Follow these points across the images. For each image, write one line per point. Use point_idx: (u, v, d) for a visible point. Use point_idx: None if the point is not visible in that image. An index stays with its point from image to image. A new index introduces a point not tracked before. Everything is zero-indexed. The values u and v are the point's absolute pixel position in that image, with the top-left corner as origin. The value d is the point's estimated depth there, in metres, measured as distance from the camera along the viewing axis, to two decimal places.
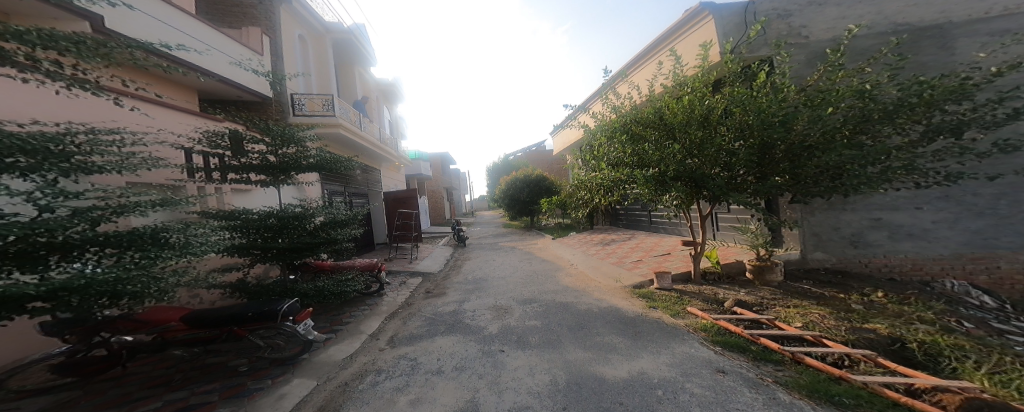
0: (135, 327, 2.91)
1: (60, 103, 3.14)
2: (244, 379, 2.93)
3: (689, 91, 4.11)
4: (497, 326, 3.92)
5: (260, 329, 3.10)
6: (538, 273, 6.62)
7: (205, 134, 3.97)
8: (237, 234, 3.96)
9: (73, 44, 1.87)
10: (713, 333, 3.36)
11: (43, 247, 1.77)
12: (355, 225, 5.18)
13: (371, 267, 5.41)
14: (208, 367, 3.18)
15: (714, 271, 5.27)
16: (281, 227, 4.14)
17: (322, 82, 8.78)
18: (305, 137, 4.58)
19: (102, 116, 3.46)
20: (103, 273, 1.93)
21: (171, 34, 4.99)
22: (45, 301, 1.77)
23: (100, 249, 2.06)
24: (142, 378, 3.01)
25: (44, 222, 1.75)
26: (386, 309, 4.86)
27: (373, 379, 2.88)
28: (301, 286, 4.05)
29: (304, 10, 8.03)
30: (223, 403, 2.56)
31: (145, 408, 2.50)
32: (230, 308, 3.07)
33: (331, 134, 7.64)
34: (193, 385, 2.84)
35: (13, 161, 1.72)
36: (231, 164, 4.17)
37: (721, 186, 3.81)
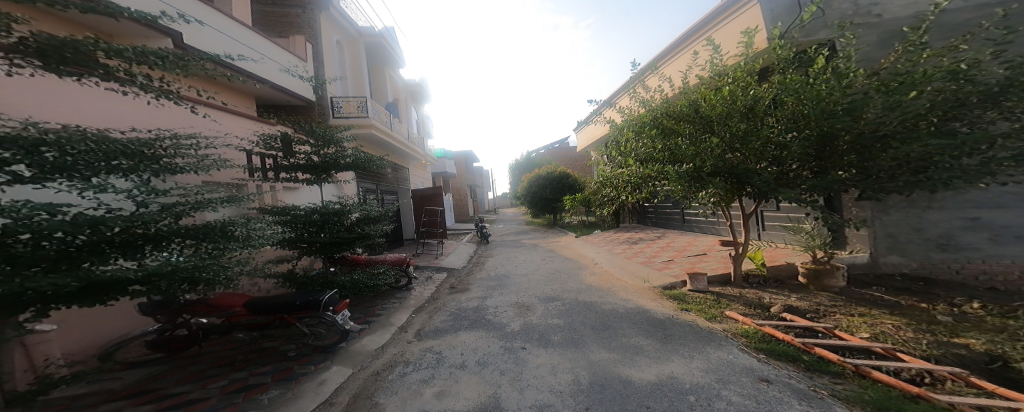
0: (208, 310, 3.25)
1: (151, 113, 3.62)
2: (292, 363, 3.19)
3: (730, 81, 3.84)
4: (519, 323, 3.94)
5: (306, 317, 3.35)
6: (560, 271, 6.56)
7: (261, 138, 4.33)
8: (287, 229, 4.32)
9: (158, 59, 2.11)
10: (756, 340, 3.14)
11: (141, 237, 2.04)
12: (387, 221, 5.42)
13: (401, 262, 5.64)
14: (264, 351, 3.50)
15: (759, 274, 4.91)
16: (323, 222, 4.44)
17: (357, 86, 9.31)
18: (344, 138, 4.85)
19: (181, 123, 3.93)
20: (184, 260, 2.17)
21: (233, 46, 5.51)
22: (142, 284, 2.03)
23: (182, 240, 2.31)
24: (214, 357, 3.38)
25: (141, 216, 2.02)
26: (414, 303, 5.06)
27: (402, 370, 3.02)
28: (339, 279, 4.34)
29: (342, 17, 8.51)
30: (275, 384, 2.81)
31: (214, 385, 2.81)
32: (282, 296, 3.34)
33: (365, 135, 8.06)
34: (251, 367, 3.13)
35: (117, 163, 1.98)
36: (283, 164, 4.56)
37: (768, 181, 3.52)
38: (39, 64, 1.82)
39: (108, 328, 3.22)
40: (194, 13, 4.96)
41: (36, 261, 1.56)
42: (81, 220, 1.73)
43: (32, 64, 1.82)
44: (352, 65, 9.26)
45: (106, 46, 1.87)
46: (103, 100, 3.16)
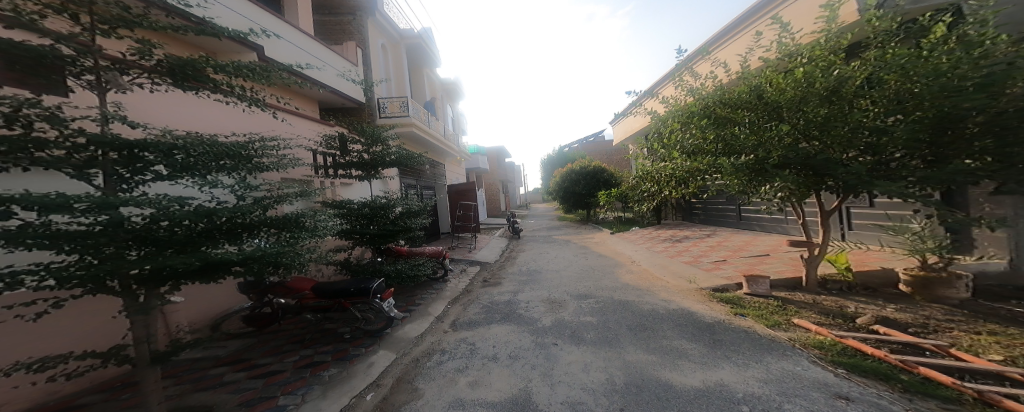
0: (286, 292, 3.73)
1: (238, 118, 4.15)
2: (347, 345, 3.49)
3: (806, 61, 3.36)
4: (551, 319, 3.92)
5: (359, 303, 3.64)
6: (594, 268, 6.39)
7: (324, 138, 4.77)
8: (344, 221, 4.72)
9: (250, 71, 2.35)
10: (835, 353, 2.77)
11: (240, 226, 2.25)
12: (426, 215, 5.67)
13: (438, 254, 5.93)
14: (326, 331, 3.87)
15: (841, 281, 4.36)
16: (372, 215, 4.76)
17: (400, 86, 9.80)
18: (389, 136, 5.13)
19: (262, 127, 4.45)
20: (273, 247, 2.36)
21: (302, 55, 6.05)
22: (242, 266, 2.26)
23: (269, 229, 2.50)
24: (290, 334, 3.83)
25: (240, 207, 2.19)
26: (450, 294, 5.25)
27: (439, 358, 3.16)
28: (385, 268, 4.64)
29: (386, 21, 8.97)
30: (334, 363, 3.09)
31: (289, 359, 3.17)
32: (340, 282, 3.67)
33: (406, 133, 8.51)
34: (316, 345, 3.48)
35: (224, 163, 2.15)
36: (340, 162, 4.96)
37: (859, 173, 3.00)
38: (169, 82, 2.16)
39: (215, 302, 3.79)
40: (272, 28, 5.58)
41: (169, 245, 1.88)
42: (199, 210, 1.95)
43: (163, 82, 2.15)
44: (396, 67, 9.74)
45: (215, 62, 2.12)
46: (204, 108, 3.70)
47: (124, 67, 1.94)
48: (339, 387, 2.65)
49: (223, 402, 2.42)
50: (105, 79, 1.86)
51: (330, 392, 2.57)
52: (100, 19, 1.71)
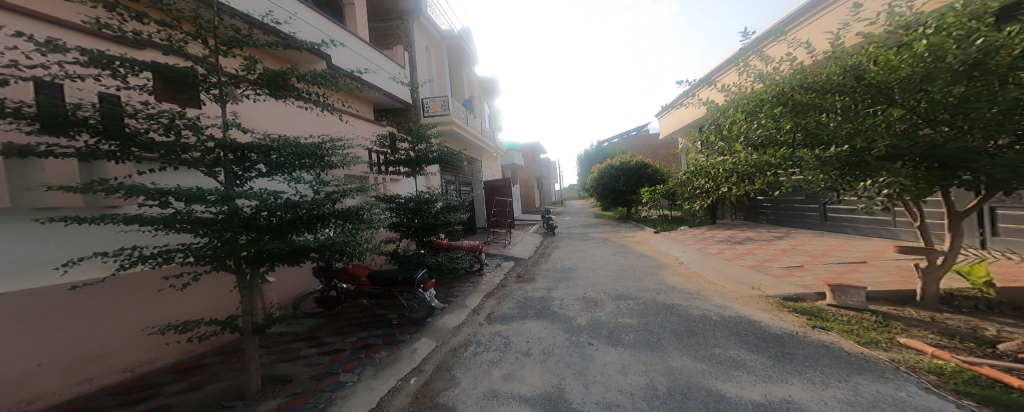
0: (347, 278, 3.99)
1: (315, 122, 4.60)
2: (394, 330, 3.72)
3: (937, 31, 2.53)
4: (586, 318, 3.85)
5: (405, 292, 3.86)
6: (632, 268, 6.16)
7: (378, 137, 5.07)
8: (393, 214, 5.02)
9: (323, 79, 2.60)
10: (961, 382, 2.17)
11: (317, 218, 2.51)
12: (463, 210, 5.85)
13: (475, 248, 6.09)
14: (377, 316, 4.16)
15: (981, 299, 3.41)
16: (416, 209, 5.00)
17: (442, 86, 10.13)
18: (431, 135, 5.33)
19: (331, 129, 4.88)
20: (343, 236, 2.60)
21: (363, 62, 6.47)
22: (318, 253, 2.52)
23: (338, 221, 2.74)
24: (350, 317, 4.17)
25: (318, 200, 2.45)
26: (485, 288, 5.37)
27: (474, 350, 3.26)
28: (427, 260, 4.87)
29: (430, 24, 9.30)
30: (383, 346, 3.33)
31: (348, 340, 3.47)
32: (390, 271, 3.94)
33: (447, 131, 8.78)
34: (369, 329, 3.76)
35: (307, 162, 2.42)
36: (389, 159, 5.26)
37: (1016, 166, 2.11)
38: (266, 93, 2.50)
39: (296, 283, 4.26)
40: (339, 38, 6.01)
41: (265, 232, 2.21)
42: (287, 202, 2.23)
43: (263, 93, 2.49)
44: (438, 67, 10.08)
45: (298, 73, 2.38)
46: (289, 113, 4.17)
47: (238, 82, 2.33)
48: (387, 370, 2.85)
49: (299, 374, 2.75)
50: (225, 93, 2.28)
51: (380, 374, 2.78)
52: (221, 42, 2.17)
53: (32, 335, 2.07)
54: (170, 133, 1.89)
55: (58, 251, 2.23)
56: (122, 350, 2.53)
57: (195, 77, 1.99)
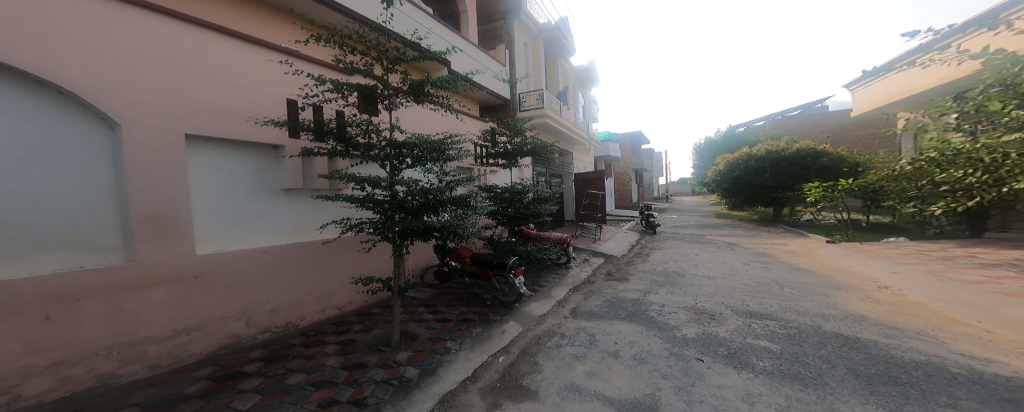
0: (455, 256, 4.41)
1: (442, 120, 5.16)
2: (487, 310, 4.00)
3: None
4: (693, 330, 3.41)
5: (497, 276, 4.12)
6: (753, 279, 5.18)
7: (482, 132, 5.42)
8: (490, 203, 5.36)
9: (444, 83, 3.09)
10: None
11: (439, 203, 3.02)
12: (553, 202, 5.89)
13: (563, 241, 6.07)
14: (474, 295, 4.53)
15: None
16: (510, 199, 5.23)
17: (538, 80, 10.26)
18: (526, 127, 5.46)
19: (450, 126, 5.42)
20: (456, 219, 3.04)
21: (473, 63, 6.97)
22: (438, 233, 3.02)
23: (453, 207, 3.20)
24: (455, 292, 4.64)
25: (441, 187, 2.96)
26: (572, 281, 5.31)
27: (558, 341, 3.26)
28: (518, 248, 5.07)
29: (530, 20, 9.48)
30: (480, 322, 3.62)
31: (452, 311, 3.88)
32: (488, 255, 4.23)
33: (542, 123, 8.86)
34: (467, 305, 4.11)
35: (435, 155, 2.99)
36: (489, 152, 5.60)
37: None
38: (413, 99, 3.21)
39: (425, 256, 4.99)
40: (457, 44, 6.56)
41: (409, 211, 2.88)
42: (423, 189, 2.82)
43: (409, 99, 3.18)
44: (534, 62, 10.25)
45: (434, 80, 3.00)
46: (424, 114, 4.78)
47: (392, 94, 3.04)
48: (480, 344, 3.10)
49: (422, 334, 3.22)
50: (389, 102, 3.09)
51: (477, 347, 3.03)
52: (392, 62, 2.99)
53: (301, 273, 3.25)
54: (364, 137, 2.83)
55: (308, 217, 3.46)
56: (341, 293, 3.62)
57: (378, 92, 2.89)
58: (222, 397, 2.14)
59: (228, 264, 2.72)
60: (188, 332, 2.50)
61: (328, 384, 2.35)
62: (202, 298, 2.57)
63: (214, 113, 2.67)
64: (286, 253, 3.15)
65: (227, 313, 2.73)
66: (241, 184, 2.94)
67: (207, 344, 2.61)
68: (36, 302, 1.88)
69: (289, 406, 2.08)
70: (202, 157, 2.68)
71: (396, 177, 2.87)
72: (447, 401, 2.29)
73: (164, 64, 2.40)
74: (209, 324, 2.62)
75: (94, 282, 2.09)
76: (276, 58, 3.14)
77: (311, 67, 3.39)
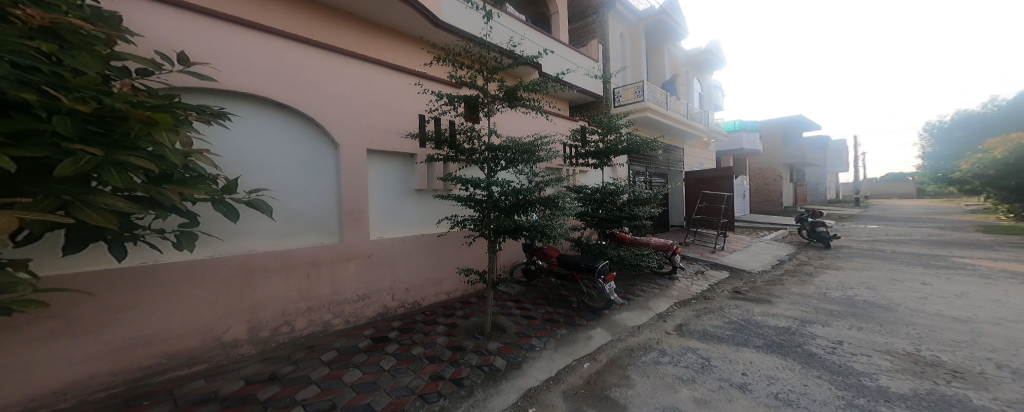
0: (541, 255, 4.46)
1: (533, 123, 5.27)
2: (573, 312, 3.94)
3: None
4: (871, 374, 2.55)
5: (585, 279, 4.02)
6: (981, 316, 3.59)
7: (572, 131, 5.31)
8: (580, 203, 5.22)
9: (536, 86, 3.16)
10: None
11: (527, 203, 3.13)
12: (655, 204, 5.35)
13: (666, 247, 5.46)
14: (560, 295, 4.51)
15: None
16: (602, 200, 5.01)
17: (637, 73, 9.54)
18: (622, 124, 5.14)
19: (541, 127, 5.50)
20: (545, 220, 3.08)
21: (564, 63, 6.95)
22: (527, 232, 3.11)
23: (541, 207, 3.25)
24: (540, 291, 4.69)
25: (530, 188, 3.06)
26: (678, 295, 4.75)
27: (656, 358, 2.95)
28: (609, 252, 4.82)
29: (626, 10, 8.89)
30: (565, 324, 3.59)
31: (538, 310, 3.95)
32: (576, 257, 4.14)
33: (642, 118, 8.14)
34: (552, 305, 4.12)
35: (526, 158, 3.10)
36: (580, 152, 5.47)
37: None
38: (507, 104, 3.42)
39: (512, 254, 5.20)
40: (548, 46, 6.65)
41: (501, 211, 3.05)
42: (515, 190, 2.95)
43: (504, 105, 3.37)
44: (633, 54, 9.56)
45: (528, 84, 3.14)
46: (516, 117, 4.97)
47: (489, 101, 3.26)
48: (567, 347, 3.07)
49: (510, 327, 3.37)
50: (487, 108, 3.35)
51: (561, 349, 3.01)
52: (491, 71, 3.23)
53: (430, 260, 3.82)
54: (468, 142, 3.11)
55: (434, 214, 3.95)
56: (455, 281, 4.09)
57: (479, 100, 3.18)
58: (372, 354, 2.71)
59: (388, 248, 3.43)
60: (364, 298, 3.28)
61: (437, 360, 2.68)
62: (376, 273, 3.36)
63: (383, 131, 3.43)
64: (421, 242, 3.73)
65: (386, 287, 3.44)
66: (396, 185, 3.61)
67: (374, 310, 3.34)
68: (297, 264, 2.86)
69: (410, 373, 2.48)
70: (375, 165, 3.45)
71: (492, 178, 3.07)
72: (532, 396, 2.35)
73: (358, 99, 3.25)
74: (375, 293, 3.35)
75: (323, 254, 3.00)
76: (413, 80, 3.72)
77: (434, 85, 3.89)
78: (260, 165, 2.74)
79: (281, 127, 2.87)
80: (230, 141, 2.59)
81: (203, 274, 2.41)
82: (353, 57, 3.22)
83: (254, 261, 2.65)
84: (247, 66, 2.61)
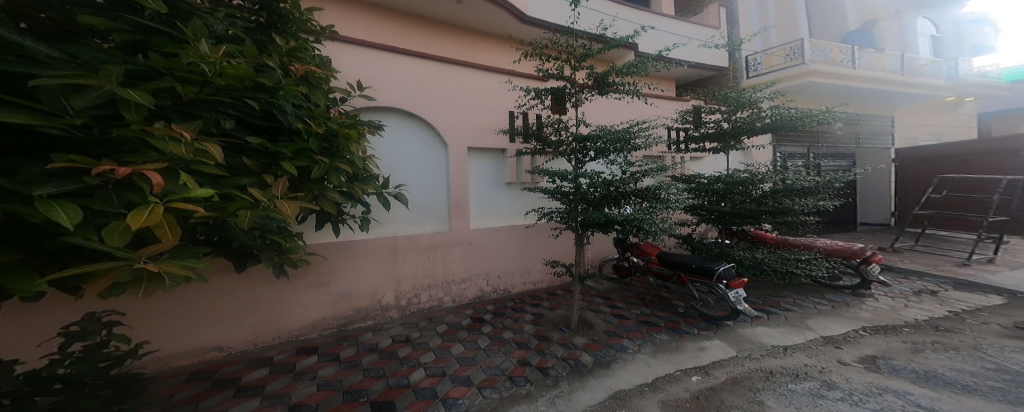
0: (638, 252, 4.10)
1: (627, 108, 4.91)
2: (680, 318, 3.50)
3: None
4: None
5: (698, 283, 3.48)
6: None
7: (680, 112, 4.62)
8: (692, 196, 4.53)
9: (632, 68, 2.96)
10: None
11: (619, 195, 2.97)
12: (827, 195, 4.06)
13: (852, 254, 4.01)
14: (662, 299, 4.07)
15: None
16: (726, 191, 4.21)
17: (786, 30, 7.55)
18: (761, 97, 4.20)
19: (639, 112, 5.07)
20: (639, 213, 2.83)
21: (671, 38, 6.20)
22: (619, 226, 2.93)
23: (636, 199, 3.02)
24: (634, 291, 4.35)
25: (624, 180, 2.86)
26: (873, 317, 3.46)
27: (820, 390, 2.27)
28: (736, 253, 4.04)
29: None
30: (666, 330, 3.23)
31: (633, 311, 3.67)
32: (682, 256, 3.64)
33: (798, 86, 6.34)
34: (653, 308, 3.76)
35: (615, 147, 2.95)
36: (693, 135, 4.73)
37: None
38: (597, 92, 3.33)
39: (602, 249, 5.00)
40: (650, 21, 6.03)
41: (590, 204, 2.99)
42: (605, 182, 2.85)
43: (594, 93, 3.29)
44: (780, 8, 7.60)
45: (619, 68, 2.98)
46: (607, 104, 4.73)
47: (575, 93, 3.24)
48: (667, 355, 2.76)
49: (597, 325, 3.26)
50: (577, 99, 3.33)
51: (660, 356, 2.74)
52: (578, 61, 3.19)
53: (517, 250, 4.13)
54: (555, 135, 3.14)
55: (520, 206, 4.22)
56: (536, 270, 4.32)
57: (566, 92, 3.20)
58: (471, 332, 3.12)
59: (483, 237, 3.86)
60: (466, 280, 3.79)
61: (525, 346, 2.86)
62: (474, 259, 3.83)
63: (481, 129, 3.82)
64: (510, 233, 4.06)
65: (482, 271, 3.90)
66: (490, 180, 4.00)
67: (472, 291, 3.84)
68: (424, 246, 3.50)
69: (501, 354, 2.73)
70: (473, 162, 3.88)
71: (579, 170, 3.04)
72: (621, 398, 2.23)
73: (461, 102, 3.70)
74: (474, 276, 3.84)
75: (439, 240, 3.58)
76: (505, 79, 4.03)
77: (523, 81, 4.12)
78: (397, 166, 3.40)
79: (411, 133, 3.49)
80: (382, 146, 3.32)
81: (365, 250, 3.19)
82: (456, 65, 3.68)
83: (396, 243, 3.36)
84: (384, 83, 3.26)
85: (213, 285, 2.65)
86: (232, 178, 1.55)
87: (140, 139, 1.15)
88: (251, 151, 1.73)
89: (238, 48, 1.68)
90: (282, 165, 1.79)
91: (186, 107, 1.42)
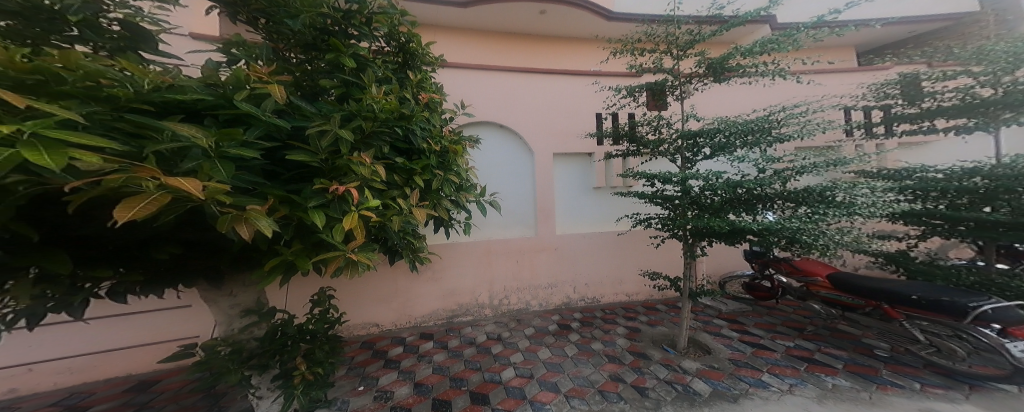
0: (791, 271, 3.21)
1: (767, 92, 4.09)
2: (879, 364, 2.54)
3: None
4: None
5: (926, 321, 2.37)
6: None
7: (871, 87, 3.37)
8: (909, 198, 3.27)
9: (777, 44, 2.42)
10: None
11: (751, 197, 2.45)
12: None
13: None
14: (840, 333, 3.08)
15: None
16: (988, 193, 2.88)
17: None
18: None
19: (792, 93, 4.12)
20: (787, 221, 2.21)
21: None
22: (757, 237, 2.42)
23: (783, 201, 2.42)
24: (784, 317, 3.53)
25: (761, 180, 2.34)
26: None
27: None
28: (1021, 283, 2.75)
29: None
30: (849, 374, 2.42)
31: (783, 342, 2.93)
32: (874, 282, 2.66)
33: None
34: (824, 344, 2.89)
35: (743, 141, 2.51)
36: (903, 112, 3.30)
37: None
38: (712, 80, 2.89)
39: (732, 264, 4.29)
40: None
41: (713, 209, 2.50)
42: (731, 182, 2.40)
43: (708, 81, 2.87)
44: None
45: (742, 50, 2.52)
46: (741, 93, 4.07)
47: (677, 84, 2.89)
48: (842, 404, 2.07)
49: (719, 350, 2.77)
50: (682, 91, 2.95)
51: (830, 403, 2.08)
52: (682, 50, 2.84)
53: (606, 259, 3.92)
54: (654, 133, 2.83)
55: (611, 212, 3.99)
56: (629, 281, 4.01)
57: (667, 85, 2.87)
58: (558, 338, 3.11)
59: (569, 243, 3.81)
60: (550, 286, 3.81)
61: (618, 361, 2.67)
62: (561, 264, 3.81)
63: (561, 136, 3.79)
64: (597, 240, 3.88)
65: (570, 278, 3.85)
66: (576, 184, 3.92)
67: (557, 297, 3.84)
68: (515, 251, 3.65)
69: (591, 366, 2.61)
70: (559, 166, 3.87)
71: (689, 170, 2.70)
72: None
73: (544, 110, 3.76)
74: (558, 284, 3.83)
75: (525, 245, 3.69)
76: (589, 81, 3.89)
77: (610, 79, 3.93)
78: (489, 173, 3.66)
79: (501, 142, 3.71)
80: (478, 156, 3.62)
81: (464, 251, 3.52)
82: (537, 73, 3.75)
83: (490, 246, 3.60)
84: (476, 97, 3.57)
85: (372, 275, 3.33)
86: (387, 191, 1.82)
87: (349, 166, 1.50)
88: (395, 169, 1.93)
89: (394, 89, 2.02)
90: (415, 179, 1.97)
91: (367, 138, 1.75)
